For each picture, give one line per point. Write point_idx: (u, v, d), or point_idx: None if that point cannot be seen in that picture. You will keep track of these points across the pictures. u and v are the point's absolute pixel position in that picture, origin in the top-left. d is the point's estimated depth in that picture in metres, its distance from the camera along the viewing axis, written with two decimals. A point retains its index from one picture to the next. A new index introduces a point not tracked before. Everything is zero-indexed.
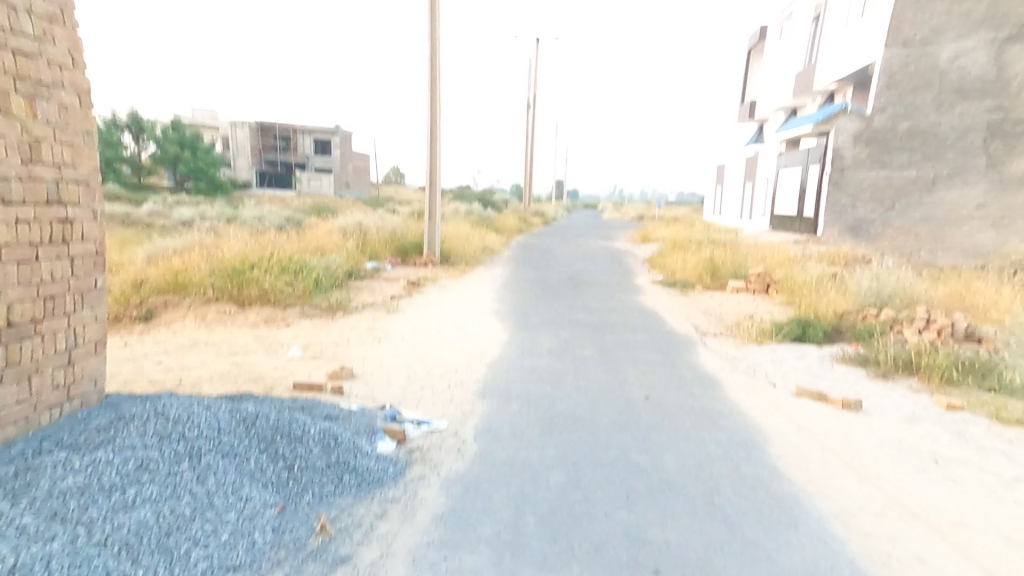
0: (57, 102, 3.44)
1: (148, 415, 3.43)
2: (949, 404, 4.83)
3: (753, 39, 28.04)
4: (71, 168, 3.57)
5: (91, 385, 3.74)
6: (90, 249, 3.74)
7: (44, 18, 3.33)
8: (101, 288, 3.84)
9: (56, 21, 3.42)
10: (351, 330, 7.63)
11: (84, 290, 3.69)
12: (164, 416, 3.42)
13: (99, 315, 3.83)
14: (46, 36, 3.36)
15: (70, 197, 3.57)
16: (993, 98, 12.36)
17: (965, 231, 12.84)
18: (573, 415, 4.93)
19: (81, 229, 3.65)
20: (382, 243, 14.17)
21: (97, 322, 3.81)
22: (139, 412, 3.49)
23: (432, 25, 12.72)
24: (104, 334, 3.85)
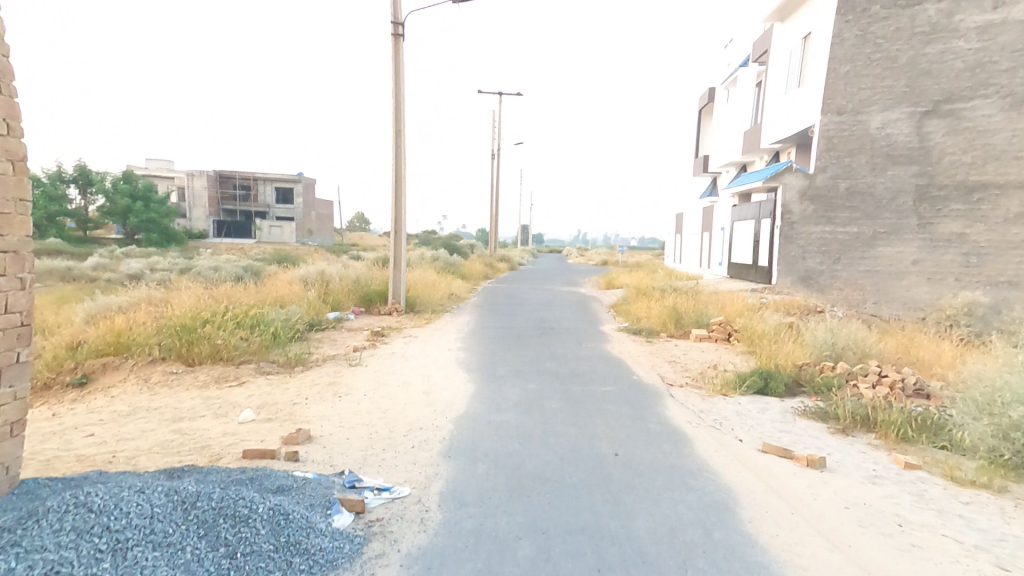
0: None
1: (65, 507, 3.03)
2: (907, 462, 4.98)
3: (702, 100, 30.05)
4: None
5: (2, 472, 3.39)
6: (15, 322, 3.46)
7: None
8: (22, 363, 3.53)
9: None
10: (312, 385, 7.30)
11: (3, 367, 3.38)
12: (85, 505, 3.05)
13: (19, 394, 3.50)
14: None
15: None
16: (916, 166, 13.64)
17: (905, 285, 13.96)
18: (542, 475, 4.77)
19: (4, 302, 3.38)
20: (345, 292, 13.89)
21: (16, 401, 3.49)
22: (54, 503, 3.09)
23: (396, 81, 13.09)
24: (22, 414, 3.52)
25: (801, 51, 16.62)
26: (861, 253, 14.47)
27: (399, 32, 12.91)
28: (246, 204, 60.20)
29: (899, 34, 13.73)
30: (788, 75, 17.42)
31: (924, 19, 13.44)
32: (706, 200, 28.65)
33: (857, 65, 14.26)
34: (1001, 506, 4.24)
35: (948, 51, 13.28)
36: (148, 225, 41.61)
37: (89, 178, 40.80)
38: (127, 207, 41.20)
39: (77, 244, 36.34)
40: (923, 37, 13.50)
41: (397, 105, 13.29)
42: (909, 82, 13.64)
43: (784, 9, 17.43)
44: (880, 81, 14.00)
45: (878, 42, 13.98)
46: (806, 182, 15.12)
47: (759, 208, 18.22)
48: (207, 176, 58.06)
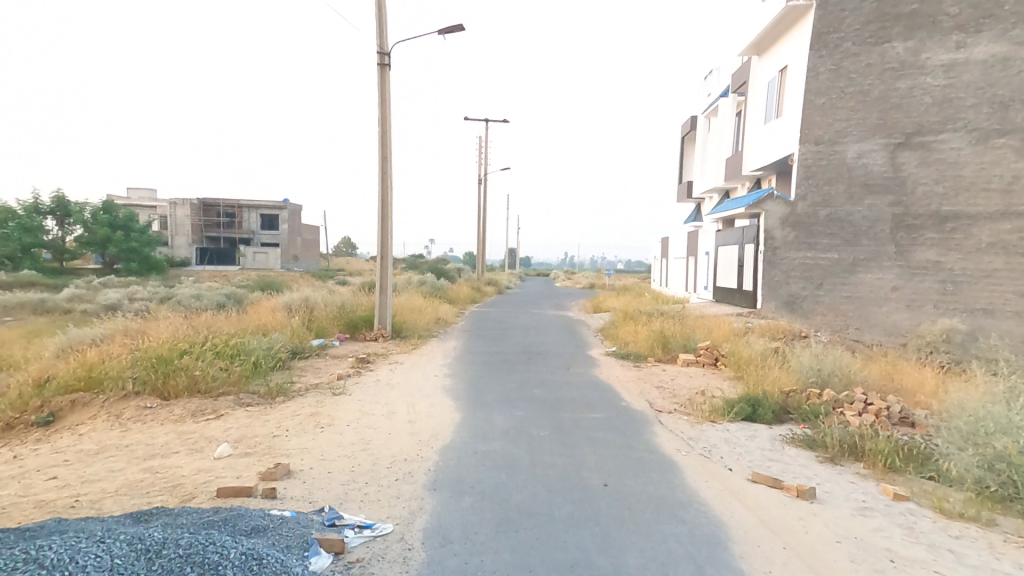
0: None
1: (16, 564, 2.84)
2: (896, 493, 4.95)
3: (684, 128, 30.80)
4: None
5: None
6: None
7: None
8: None
9: None
10: (293, 416, 7.11)
11: None
12: (37, 560, 2.87)
13: None
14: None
15: None
16: (892, 196, 14.07)
17: (885, 311, 14.20)
18: (530, 508, 4.65)
19: None
20: (330, 318, 13.72)
21: None
22: (3, 559, 2.90)
23: (382, 109, 13.23)
24: None
25: (778, 83, 17.16)
26: (842, 279, 14.73)
27: (385, 62, 13.10)
28: (231, 230, 59.77)
29: (869, 68, 14.29)
30: (767, 105, 17.94)
31: (893, 55, 14.05)
32: (691, 224, 29.08)
33: (831, 97, 14.75)
34: (990, 540, 4.21)
35: (916, 87, 13.83)
36: (129, 254, 41.10)
37: (68, 209, 40.47)
38: (106, 236, 40.75)
39: (54, 275, 35.77)
40: (893, 72, 14.06)
41: (383, 133, 13.40)
42: (882, 115, 14.15)
43: (761, 44, 18.07)
44: (854, 113, 14.49)
45: (850, 76, 14.51)
46: (786, 209, 15.43)
47: (743, 234, 18.54)
48: (191, 204, 57.89)
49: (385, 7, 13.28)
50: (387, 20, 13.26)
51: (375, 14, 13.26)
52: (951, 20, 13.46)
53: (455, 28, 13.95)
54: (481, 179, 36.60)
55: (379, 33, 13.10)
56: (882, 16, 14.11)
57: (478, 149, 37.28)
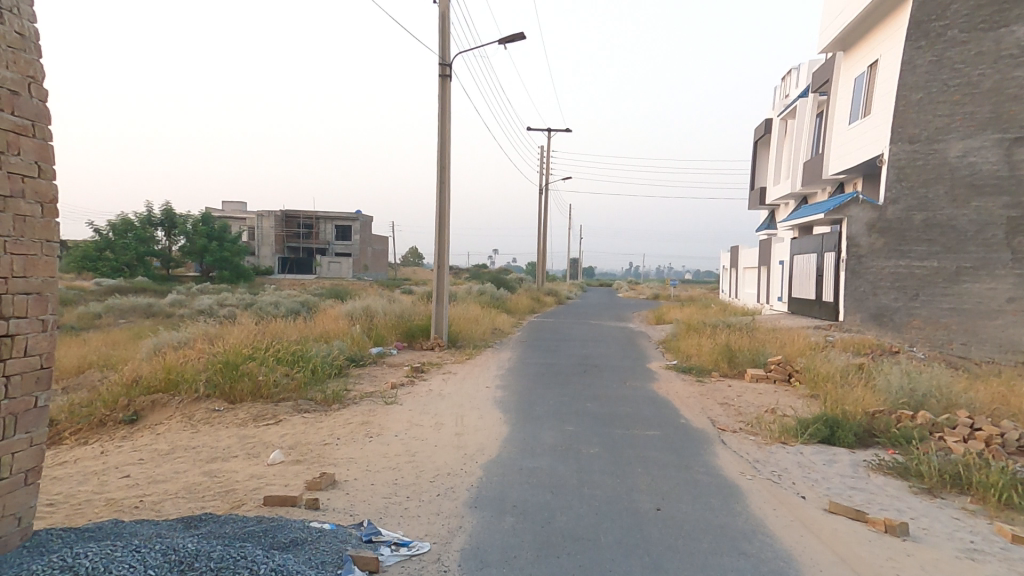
0: (13, 212, 3.27)
1: (57, 569, 2.91)
2: (1015, 535, 4.16)
3: (757, 132, 29.15)
4: (21, 279, 3.32)
5: (14, 524, 3.32)
6: (35, 363, 3.43)
7: (10, 130, 3.25)
8: (42, 406, 3.51)
9: (25, 133, 3.35)
10: (345, 425, 7.24)
11: (19, 411, 3.35)
12: (73, 568, 2.92)
13: (35, 439, 3.46)
14: (11, 146, 3.26)
15: (16, 310, 3.30)
16: (1008, 197, 12.42)
17: (998, 325, 12.48)
18: (573, 532, 4.33)
19: (23, 343, 3.35)
20: (388, 327, 14.05)
21: (32, 448, 3.46)
22: (40, 565, 2.97)
23: (442, 121, 13.47)
24: (38, 460, 3.49)
25: (866, 78, 15.75)
26: (943, 289, 13.15)
27: (448, 76, 13.33)
28: (308, 241, 63.68)
29: (979, 57, 12.75)
30: (853, 103, 16.51)
31: (1012, 41, 12.44)
32: (765, 231, 27.32)
33: (931, 91, 13.28)
34: None
35: None
36: (222, 263, 44.91)
37: (174, 220, 44.78)
38: (204, 247, 44.65)
39: (159, 281, 39.60)
40: (1011, 60, 12.45)
41: (444, 145, 13.62)
42: (995, 107, 12.56)
43: (846, 37, 16.69)
44: (959, 107, 12.94)
45: (955, 66, 13.01)
46: (874, 213, 14.04)
47: (823, 241, 17.07)
48: (275, 216, 62.42)
49: (450, 21, 13.52)
50: (451, 35, 13.49)
51: (440, 30, 13.52)
52: None
53: (516, 39, 13.93)
54: (543, 188, 36.50)
55: (442, 48, 13.34)
56: None
57: (539, 157, 37.35)
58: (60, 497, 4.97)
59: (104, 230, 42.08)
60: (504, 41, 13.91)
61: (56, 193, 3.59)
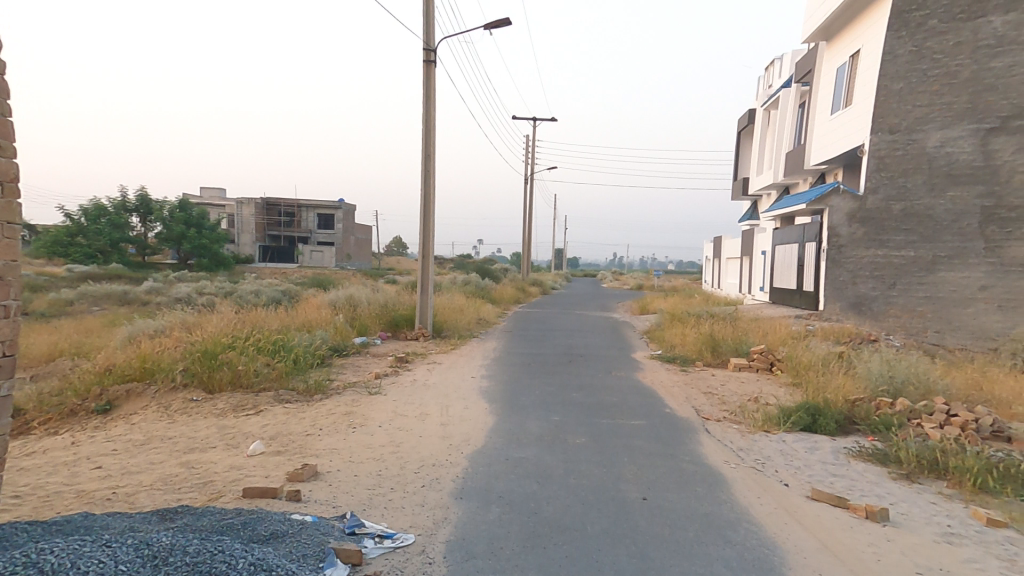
0: None
1: (23, 565, 2.78)
2: (989, 519, 4.25)
3: (741, 123, 29.33)
4: None
5: None
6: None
7: None
8: (5, 395, 3.35)
9: None
10: (328, 415, 7.13)
11: None
12: (39, 564, 2.79)
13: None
14: None
15: None
16: (983, 187, 12.65)
17: (971, 313, 12.78)
18: (560, 523, 4.31)
19: None
20: (372, 316, 13.90)
21: None
22: (4, 560, 2.83)
23: (426, 106, 13.24)
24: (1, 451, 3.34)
25: (848, 69, 15.90)
26: (919, 278, 13.42)
27: (432, 61, 13.08)
28: (290, 230, 62.61)
29: (958, 47, 12.93)
30: (835, 94, 16.67)
31: (988, 31, 12.62)
32: (747, 222, 27.60)
33: (910, 81, 13.45)
34: None
35: (1016, 65, 12.35)
36: (200, 250, 43.93)
37: (149, 206, 43.55)
38: (182, 234, 43.56)
39: (135, 269, 38.54)
40: (988, 50, 12.64)
41: (428, 133, 13.39)
42: (972, 98, 12.76)
43: (829, 27, 16.77)
44: (937, 97, 13.14)
45: (934, 56, 13.19)
46: (854, 203, 14.25)
47: (804, 231, 17.30)
48: (255, 204, 61.18)
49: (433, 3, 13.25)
50: (434, 19, 13.22)
51: (423, 12, 13.24)
52: None
53: (502, 25, 13.70)
54: (529, 178, 36.33)
55: (426, 33, 13.08)
56: None
57: (525, 147, 37.21)
58: (28, 488, 4.78)
59: (76, 216, 40.77)
60: (490, 26, 13.67)
61: (17, 172, 3.41)
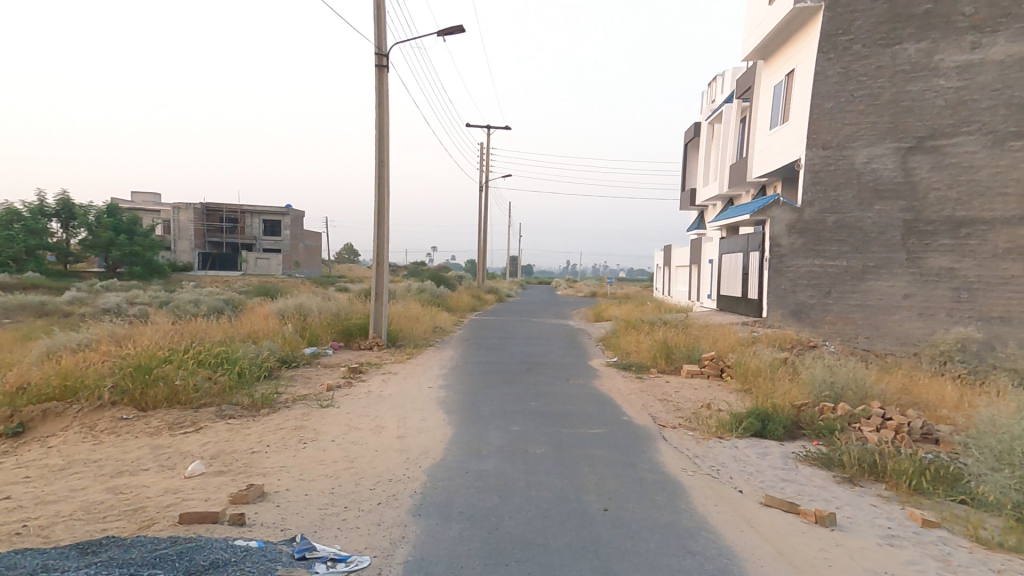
0: None
1: None
2: (925, 519, 4.51)
3: (687, 136, 30.54)
4: None
5: None
6: None
7: None
8: None
9: None
10: (276, 431, 6.73)
11: None
12: None
13: None
14: None
15: None
16: (904, 202, 13.73)
17: (896, 319, 13.84)
18: (523, 537, 4.23)
19: None
20: (324, 326, 13.38)
21: None
22: None
23: (380, 108, 12.95)
24: None
25: (784, 88, 16.84)
26: (852, 286, 14.31)
27: (384, 66, 12.84)
28: (232, 236, 59.76)
29: (879, 71, 13.98)
30: (773, 111, 17.61)
31: (905, 58, 13.75)
32: (695, 232, 28.68)
33: (840, 101, 14.39)
34: None
35: (929, 89, 13.50)
36: (132, 258, 41.09)
37: (72, 211, 40.34)
38: (110, 240, 40.72)
39: (55, 278, 35.47)
40: (905, 75, 13.75)
41: (381, 139, 13.10)
42: (893, 118, 13.85)
43: (766, 47, 17.74)
44: (864, 117, 14.15)
45: (860, 78, 14.19)
46: (793, 215, 14.87)
47: (748, 241, 18.12)
48: (194, 209, 57.97)
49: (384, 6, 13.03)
50: (386, 24, 13.00)
51: (374, 15, 13.00)
52: (967, 20, 13.19)
53: (456, 33, 13.64)
54: (482, 186, 36.26)
55: (378, 38, 12.83)
56: (893, 17, 13.82)
57: (479, 154, 37.23)
58: None
59: None
60: (442, 33, 13.58)
61: None
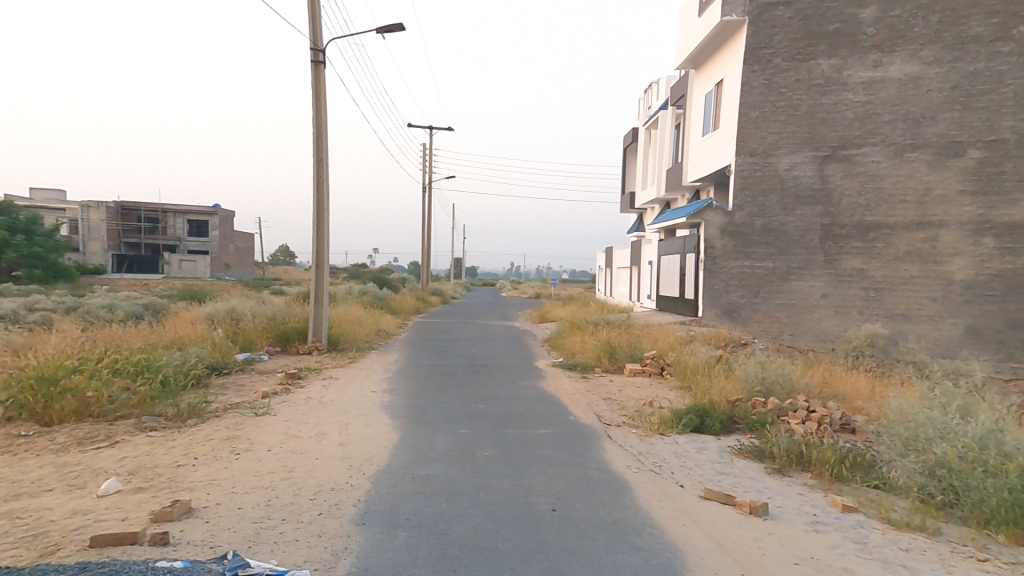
0: None
1: None
2: (844, 505, 4.87)
3: (626, 141, 31.56)
4: None
5: None
6: None
7: None
8: None
9: None
10: (205, 442, 6.28)
11: None
12: None
13: None
14: None
15: None
16: (821, 207, 14.87)
17: (816, 317, 14.97)
18: (471, 542, 4.16)
19: None
20: (258, 331, 12.67)
21: None
22: None
23: (317, 103, 12.44)
24: None
25: (714, 98, 17.77)
26: (777, 286, 15.28)
27: (321, 62, 12.35)
28: (152, 237, 55.45)
29: (797, 84, 15.07)
30: (704, 119, 18.53)
31: (819, 72, 14.90)
32: (634, 234, 29.68)
33: (764, 111, 15.35)
34: (939, 551, 4.14)
35: (840, 102, 14.71)
36: (32, 262, 37.14)
37: None
38: (5, 241, 36.68)
39: None
40: (819, 89, 14.91)
41: (319, 138, 12.59)
42: (810, 129, 14.97)
43: (697, 57, 18.67)
44: (785, 127, 15.19)
45: (781, 90, 15.21)
46: (725, 218, 15.67)
47: (685, 243, 18.96)
48: (107, 207, 53.31)
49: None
50: (322, 18, 12.51)
51: (309, 7, 12.50)
52: (869, 40, 14.47)
53: (397, 31, 13.34)
54: (426, 187, 35.84)
55: (313, 30, 12.34)
56: (808, 34, 14.95)
57: (422, 155, 36.79)
58: None
59: None
60: (382, 31, 13.24)
61: None
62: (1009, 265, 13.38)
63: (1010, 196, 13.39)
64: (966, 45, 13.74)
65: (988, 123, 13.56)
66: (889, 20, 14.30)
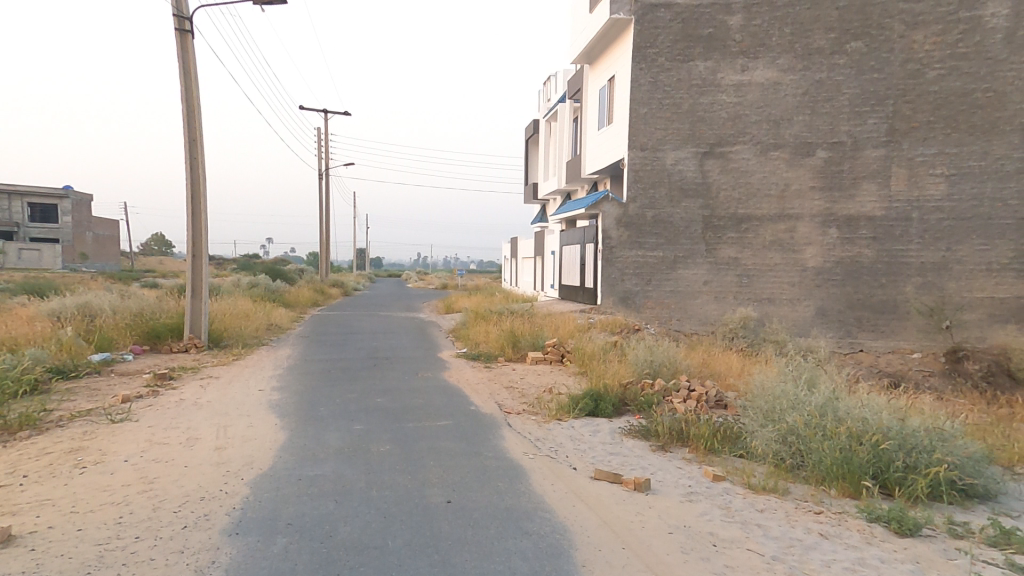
0: None
1: None
2: (715, 474, 5.29)
3: (527, 133, 32.02)
4: None
5: None
6: None
7: None
8: None
9: None
10: (37, 457, 5.33)
11: None
12: None
13: None
14: None
15: None
16: (702, 199, 16.15)
17: (698, 302, 16.32)
18: (357, 542, 3.94)
19: None
20: (119, 327, 11.10)
21: None
22: None
23: (184, 74, 11.09)
24: None
25: (607, 93, 18.53)
26: (666, 274, 16.39)
27: (187, 28, 11.00)
28: None
29: (679, 83, 16.18)
30: (599, 113, 19.29)
31: (697, 73, 16.11)
32: (538, 225, 30.27)
33: (652, 107, 16.29)
34: (787, 508, 4.65)
35: (715, 103, 16.03)
36: None
37: None
38: None
39: None
40: (698, 89, 16.13)
41: (189, 114, 11.23)
42: (691, 126, 16.18)
43: (591, 53, 19.34)
44: (670, 124, 16.26)
45: (666, 89, 16.22)
46: (620, 210, 16.46)
47: (584, 233, 19.68)
48: None
49: None
50: None
51: None
52: (737, 46, 15.88)
53: None
54: (323, 174, 33.73)
55: None
56: (686, 37, 16.08)
57: (317, 140, 34.71)
58: None
59: None
60: None
61: None
62: (848, 253, 15.51)
63: (848, 192, 15.49)
64: (812, 56, 15.57)
65: (831, 127, 15.54)
66: (752, 28, 15.79)
